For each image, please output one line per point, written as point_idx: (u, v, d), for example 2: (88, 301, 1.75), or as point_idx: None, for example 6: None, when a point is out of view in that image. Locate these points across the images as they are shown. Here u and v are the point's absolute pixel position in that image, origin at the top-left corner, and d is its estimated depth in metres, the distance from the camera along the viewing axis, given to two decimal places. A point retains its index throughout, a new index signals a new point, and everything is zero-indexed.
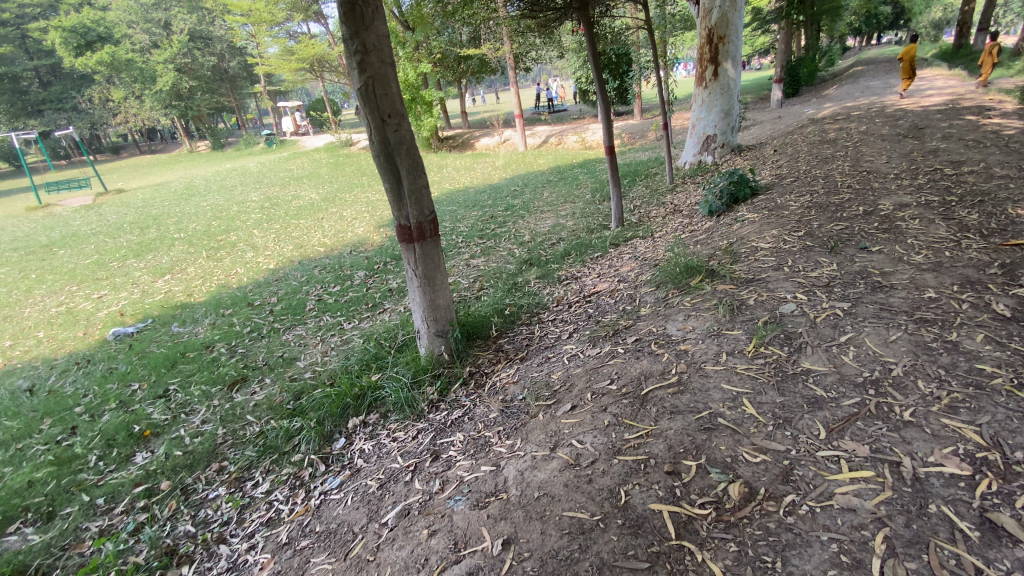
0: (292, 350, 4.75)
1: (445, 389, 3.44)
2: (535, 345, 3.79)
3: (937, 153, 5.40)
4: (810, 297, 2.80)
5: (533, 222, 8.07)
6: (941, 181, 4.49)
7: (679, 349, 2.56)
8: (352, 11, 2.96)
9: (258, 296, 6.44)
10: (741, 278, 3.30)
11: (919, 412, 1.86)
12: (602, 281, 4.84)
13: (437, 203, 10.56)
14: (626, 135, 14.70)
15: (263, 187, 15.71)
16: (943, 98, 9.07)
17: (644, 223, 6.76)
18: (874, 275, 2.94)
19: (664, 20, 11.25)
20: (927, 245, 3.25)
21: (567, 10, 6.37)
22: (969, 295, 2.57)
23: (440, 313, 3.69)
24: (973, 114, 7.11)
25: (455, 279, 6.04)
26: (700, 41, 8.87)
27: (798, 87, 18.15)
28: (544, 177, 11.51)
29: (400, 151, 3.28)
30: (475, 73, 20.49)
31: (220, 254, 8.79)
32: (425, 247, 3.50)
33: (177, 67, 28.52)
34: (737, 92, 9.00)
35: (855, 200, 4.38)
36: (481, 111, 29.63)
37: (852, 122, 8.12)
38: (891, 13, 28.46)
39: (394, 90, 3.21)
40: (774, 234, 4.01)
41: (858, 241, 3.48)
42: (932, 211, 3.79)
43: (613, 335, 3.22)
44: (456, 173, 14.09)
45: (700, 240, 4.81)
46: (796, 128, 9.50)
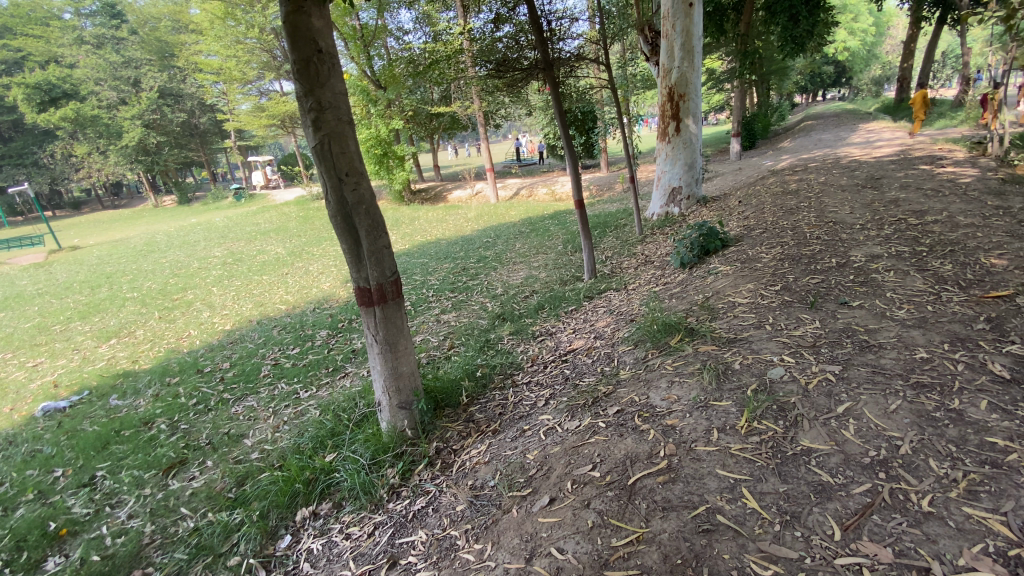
0: (240, 426, 4.31)
1: (408, 471, 3.09)
2: (507, 415, 3.49)
3: (898, 202, 5.52)
4: (798, 360, 2.63)
5: (506, 273, 7.92)
6: (907, 230, 4.53)
7: (664, 425, 2.32)
8: (306, 69, 2.81)
9: (209, 361, 5.98)
10: (721, 338, 3.14)
11: (939, 500, 1.63)
12: (578, 338, 4.63)
13: (408, 255, 10.36)
14: (595, 187, 15.05)
15: (228, 242, 15.28)
16: (894, 149, 9.53)
17: (617, 274, 6.69)
18: (859, 334, 2.80)
19: (625, 79, 11.71)
20: (907, 298, 3.17)
21: (533, 70, 6.47)
22: (963, 355, 2.44)
23: (403, 383, 3.37)
24: (925, 164, 7.43)
25: (423, 337, 5.72)
26: (662, 99, 9.18)
27: (755, 139, 19.12)
28: (516, 228, 11.52)
29: (358, 210, 3.04)
30: (446, 128, 20.92)
31: (174, 315, 8.28)
32: (386, 311, 3.21)
33: (145, 123, 28.32)
34: (699, 146, 9.27)
35: (827, 252, 4.36)
36: (454, 164, 30.18)
37: (810, 173, 8.41)
38: (833, 73, 30.81)
39: (353, 147, 3.02)
40: (750, 289, 3.91)
41: (836, 295, 3.39)
42: (905, 263, 3.77)
43: (591, 404, 2.97)
44: (427, 224, 14.01)
45: (675, 293, 4.69)
46: (758, 179, 9.80)
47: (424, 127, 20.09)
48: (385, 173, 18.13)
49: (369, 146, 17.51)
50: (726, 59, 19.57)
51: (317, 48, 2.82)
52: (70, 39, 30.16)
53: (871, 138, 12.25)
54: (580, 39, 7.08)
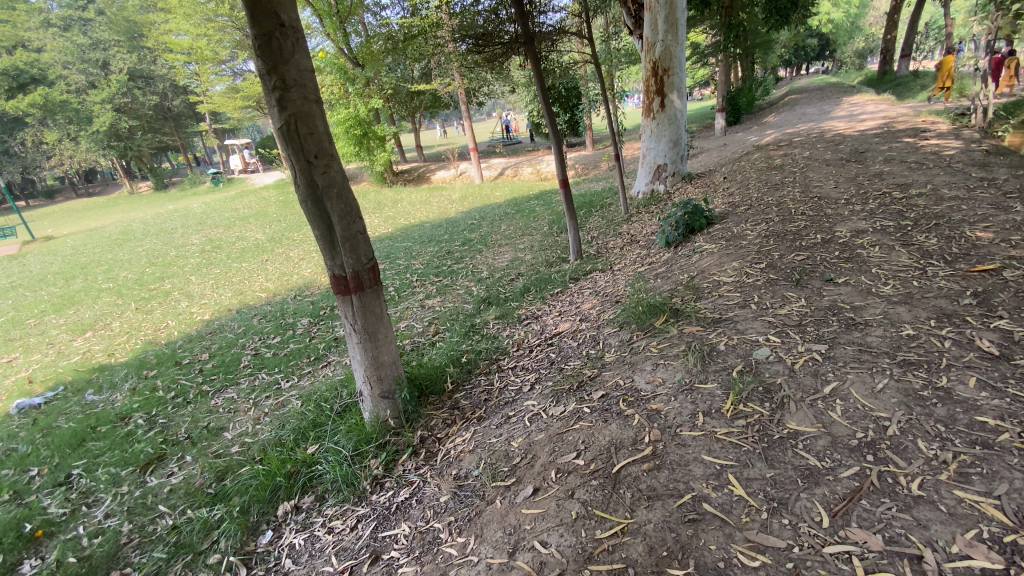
0: (220, 419, 4.21)
1: (392, 462, 3.03)
2: (492, 400, 3.43)
3: (882, 176, 5.50)
4: (783, 339, 2.59)
5: (491, 256, 7.80)
6: (892, 204, 4.51)
7: (649, 409, 2.27)
8: (268, 44, 2.64)
9: (188, 352, 5.83)
10: (706, 318, 3.09)
11: (928, 483, 1.61)
12: (564, 320, 4.57)
13: (391, 239, 10.16)
14: (580, 166, 14.88)
15: (207, 229, 14.88)
16: (878, 122, 9.51)
17: (603, 255, 6.61)
18: (845, 311, 2.77)
19: (609, 54, 11.48)
20: (893, 274, 3.14)
21: (514, 44, 6.25)
22: (949, 331, 2.41)
23: (384, 372, 3.28)
24: (909, 137, 7.41)
25: (408, 322, 5.61)
26: (646, 74, 9.01)
27: (740, 114, 19.00)
28: (501, 209, 11.35)
29: (330, 195, 2.91)
30: (428, 107, 20.45)
31: (151, 305, 8.04)
32: (364, 299, 3.10)
33: (116, 107, 27.23)
34: (684, 122, 9.15)
35: (812, 228, 4.32)
36: (437, 144, 29.65)
37: (795, 148, 8.35)
38: (816, 46, 30.66)
39: (321, 128, 2.87)
40: (735, 267, 3.87)
41: (822, 272, 3.36)
42: (889, 237, 3.75)
43: (576, 388, 2.92)
44: (411, 207, 13.76)
45: (660, 273, 4.64)
46: (743, 154, 9.74)
47: (405, 106, 19.59)
48: (366, 154, 17.71)
49: (349, 127, 17.08)
50: (711, 32, 19.28)
51: (279, 21, 2.64)
52: (35, 21, 28.86)
53: (855, 111, 12.21)
54: (563, 12, 6.85)
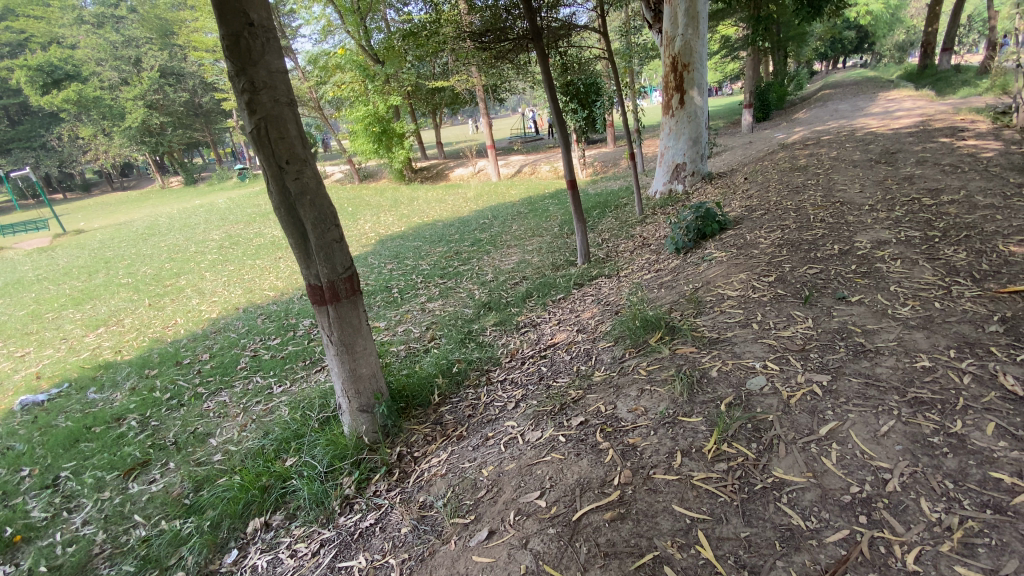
0: (208, 424, 4.19)
1: (365, 481, 2.90)
2: (475, 417, 3.27)
3: (912, 180, 5.12)
4: (782, 367, 2.35)
5: (499, 258, 7.63)
6: (920, 212, 4.16)
7: (625, 444, 2.07)
8: (236, 45, 2.53)
9: (190, 352, 5.86)
10: (703, 338, 2.86)
11: (926, 555, 1.38)
12: (562, 330, 4.38)
13: (403, 238, 10.08)
14: (598, 164, 14.57)
15: (228, 225, 15.10)
16: (915, 120, 8.96)
17: (612, 259, 6.37)
18: (855, 336, 2.51)
19: (627, 49, 11.16)
20: (913, 293, 2.85)
21: (522, 41, 6.13)
22: (970, 363, 2.14)
23: (363, 385, 3.16)
24: (945, 137, 6.92)
25: (406, 327, 5.47)
26: (665, 69, 8.69)
27: (769, 110, 18.30)
28: (515, 209, 11.17)
29: (302, 202, 2.78)
30: (448, 103, 20.35)
31: (164, 302, 8.15)
32: (340, 310, 2.98)
33: (149, 104, 27.94)
34: (704, 119, 8.78)
35: (830, 237, 4.02)
36: (459, 141, 29.57)
37: (821, 147, 7.92)
38: (853, 38, 29.36)
39: (293, 132, 2.74)
40: (741, 279, 3.62)
41: (834, 289, 3.08)
42: (914, 250, 3.43)
43: (557, 410, 2.72)
44: (426, 205, 13.68)
45: (664, 282, 4.39)
46: (767, 153, 9.29)
47: (427, 102, 19.53)
48: (385, 151, 17.78)
49: (368, 124, 17.24)
50: (740, 25, 18.58)
51: (247, 20, 2.52)
52: (71, 19, 29.82)
53: (891, 108, 11.55)
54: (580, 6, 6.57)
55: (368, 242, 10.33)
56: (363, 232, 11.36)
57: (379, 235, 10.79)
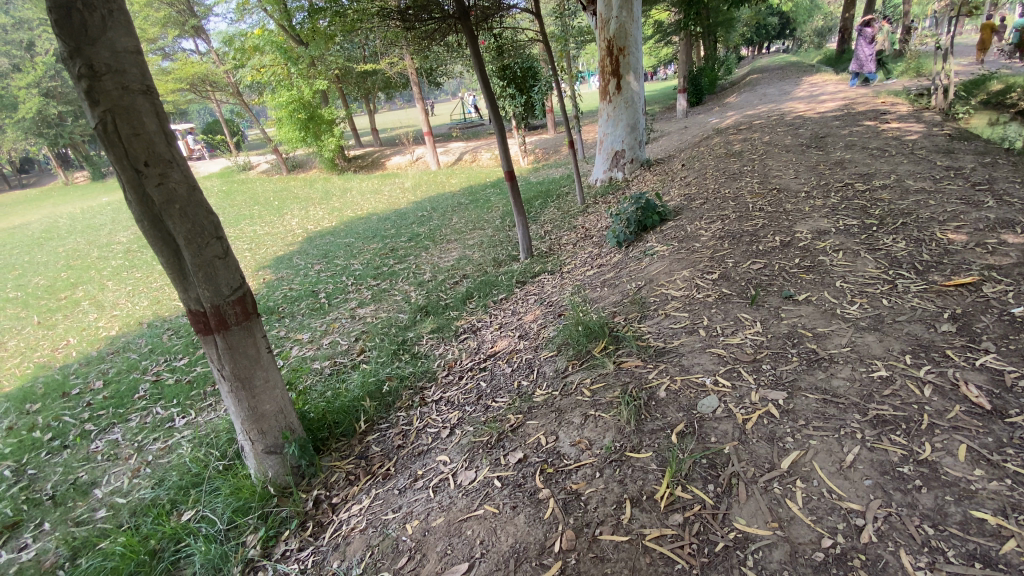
0: (93, 470, 3.56)
1: (272, 539, 2.49)
2: (405, 449, 2.90)
3: (843, 164, 5.16)
4: (735, 384, 2.13)
5: (437, 254, 7.19)
6: (854, 199, 4.15)
7: (567, 490, 1.79)
8: (63, 15, 1.96)
9: (80, 379, 5.06)
10: (649, 348, 2.61)
11: None
12: (503, 336, 4.05)
13: (333, 235, 9.37)
14: (540, 151, 14.29)
15: None
16: (839, 103, 9.25)
17: (554, 253, 6.10)
18: (807, 341, 2.35)
19: (563, 32, 10.85)
20: (859, 289, 2.73)
21: (449, 21, 5.70)
22: (928, 371, 2.01)
23: (267, 424, 2.73)
24: (869, 120, 7.10)
25: (333, 338, 4.95)
26: (601, 53, 8.45)
27: (702, 95, 18.67)
28: (455, 199, 10.69)
29: (170, 214, 2.28)
30: (381, 88, 19.37)
31: (54, 319, 7.10)
32: (230, 339, 2.52)
33: (43, 92, 24.52)
34: (641, 105, 8.66)
35: (771, 227, 3.91)
36: (396, 127, 28.42)
37: (754, 132, 7.98)
38: (777, 24, 30.50)
39: (153, 127, 2.21)
40: (684, 277, 3.43)
41: (780, 286, 2.93)
42: (853, 240, 3.37)
43: (493, 441, 2.40)
44: (361, 197, 12.89)
45: (607, 280, 4.16)
46: (703, 138, 9.33)
47: (358, 87, 18.45)
48: (314, 140, 16.65)
49: (293, 111, 16.06)
50: (672, 10, 18.75)
51: None
52: None
53: (816, 92, 11.91)
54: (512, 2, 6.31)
55: (296, 240, 9.54)
56: (291, 229, 10.51)
57: (308, 232, 10.01)
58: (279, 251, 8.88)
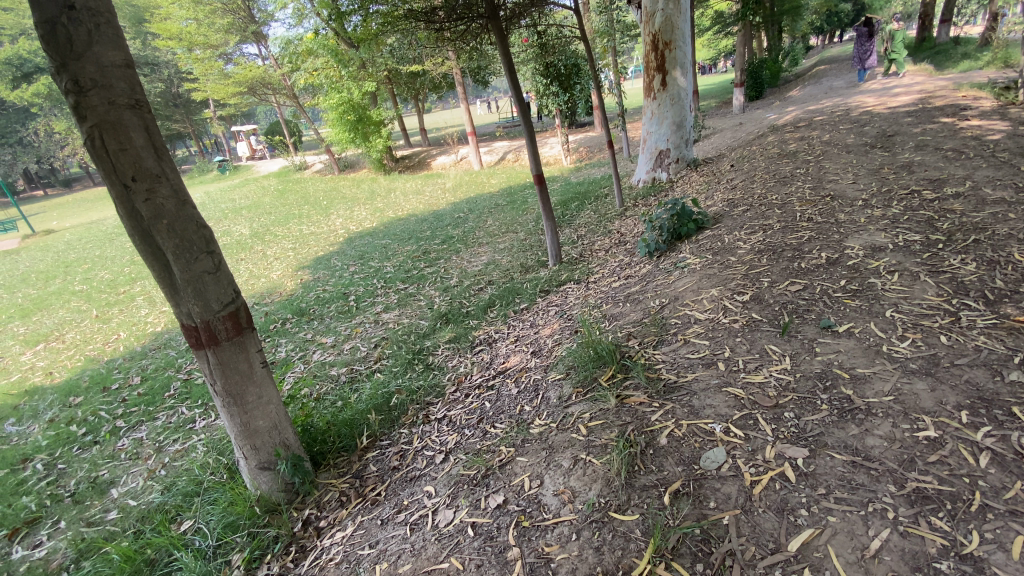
0: (115, 469, 3.71)
1: (257, 561, 2.43)
2: (398, 472, 2.78)
3: (911, 168, 4.59)
4: (748, 434, 1.84)
5: (467, 258, 7.08)
6: (920, 209, 3.65)
7: (537, 554, 1.62)
8: (52, 34, 1.97)
9: (121, 375, 5.31)
10: (659, 382, 2.34)
11: None
12: (517, 351, 3.86)
13: (371, 236, 9.48)
14: (584, 149, 13.91)
15: None
16: (913, 97, 8.38)
17: (585, 260, 5.82)
18: (842, 386, 2.01)
19: (607, 27, 10.43)
20: (913, 321, 2.34)
21: (479, 18, 5.55)
22: (991, 434, 1.65)
23: (260, 440, 2.68)
24: (946, 117, 6.35)
25: (353, 344, 4.93)
26: (645, 48, 8.05)
27: (761, 89, 17.60)
28: (493, 200, 10.56)
29: (157, 229, 2.26)
30: (430, 88, 19.55)
31: (112, 313, 7.58)
32: (221, 354, 2.49)
33: None
34: (689, 101, 8.19)
35: (818, 240, 3.50)
36: (446, 126, 28.68)
37: (812, 130, 7.32)
38: (851, 10, 28.27)
39: (141, 142, 2.19)
40: (712, 296, 3.11)
41: (819, 313, 2.57)
42: (912, 260, 2.93)
43: (479, 477, 2.22)
44: (403, 197, 13.01)
45: (632, 295, 3.87)
46: (756, 136, 8.71)
47: (408, 87, 18.68)
48: (362, 140, 16.98)
49: (343, 112, 16.50)
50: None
51: (65, 2, 1.96)
52: None
53: (888, 85, 10.89)
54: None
55: (336, 240, 9.73)
56: (334, 229, 10.74)
57: (349, 233, 10.20)
58: (319, 252, 9.08)
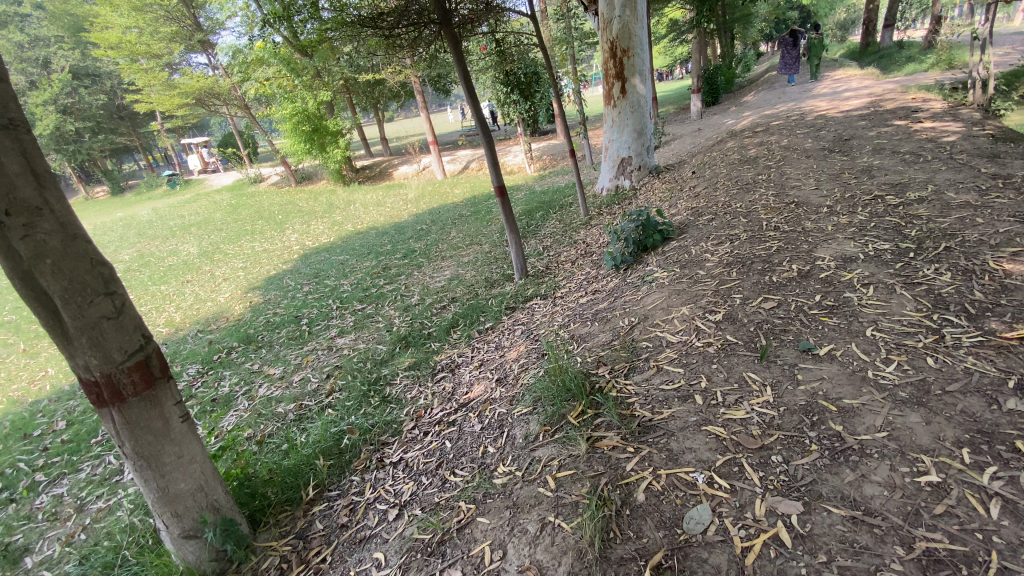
0: (29, 533, 3.19)
1: None
2: (347, 531, 2.46)
3: (871, 172, 4.59)
4: (734, 486, 1.64)
5: (429, 273, 6.78)
6: (885, 215, 3.59)
7: None
8: None
9: (44, 419, 4.75)
10: (632, 421, 2.12)
11: None
12: (480, 378, 3.58)
13: (329, 251, 9.04)
14: (547, 157, 13.80)
15: (144, 239, 13.39)
16: (864, 100, 8.59)
17: (551, 273, 5.62)
18: (831, 421, 1.83)
19: (565, 35, 10.35)
20: (896, 341, 2.21)
21: (430, 24, 5.27)
22: (999, 477, 1.50)
23: (182, 505, 2.32)
24: (898, 119, 6.46)
25: (304, 375, 4.56)
26: (603, 55, 7.95)
27: (718, 94, 17.98)
28: (457, 211, 10.27)
29: (40, 271, 1.89)
30: (389, 96, 19.13)
31: (40, 346, 6.90)
32: (129, 412, 2.13)
33: (62, 109, 23.41)
34: (649, 108, 8.14)
35: (787, 251, 3.38)
36: (408, 135, 28.21)
37: (771, 134, 7.37)
38: (798, 18, 29.44)
39: (16, 168, 1.82)
40: (683, 316, 2.93)
41: (797, 334, 2.41)
42: (885, 270, 2.83)
43: (436, 544, 1.94)
44: (364, 209, 12.58)
45: (599, 313, 3.67)
46: (716, 141, 8.74)
47: (366, 96, 18.21)
48: (319, 151, 16.44)
49: (297, 122, 15.92)
50: (687, 7, 18.09)
51: None
52: None
53: (839, 88, 11.19)
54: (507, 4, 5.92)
55: (291, 258, 9.24)
56: (288, 245, 10.23)
57: (305, 249, 9.72)
58: (272, 270, 8.58)
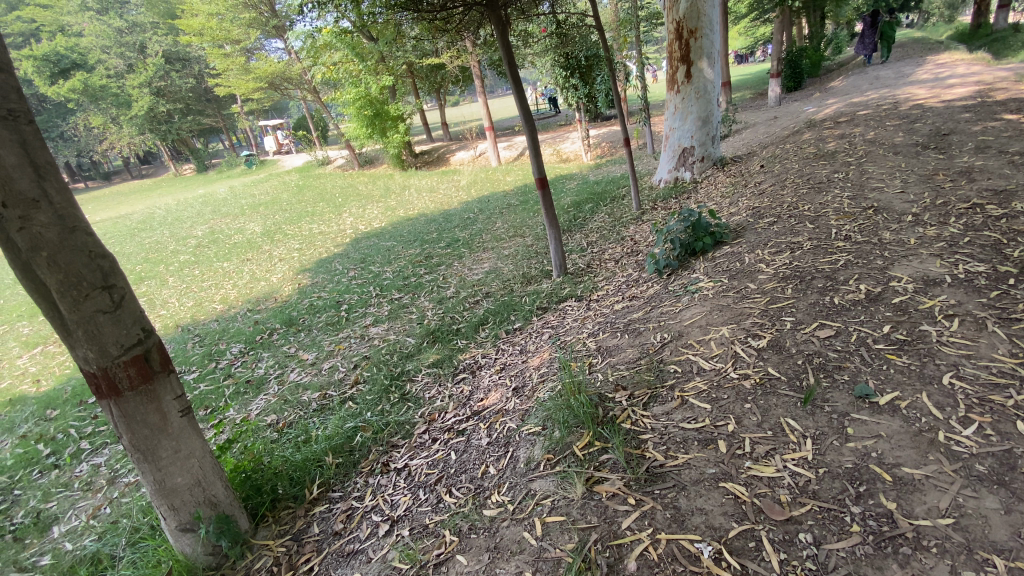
0: (63, 501, 3.40)
1: None
2: (338, 541, 2.38)
3: (971, 174, 3.92)
4: (745, 568, 1.38)
5: (470, 264, 6.65)
6: (985, 228, 3.01)
7: None
8: None
9: None
10: (641, 463, 1.86)
11: None
12: (499, 384, 3.38)
13: (378, 237, 9.16)
14: (606, 145, 13.25)
15: (217, 216, 14.25)
16: (971, 88, 7.51)
17: (592, 271, 5.31)
18: (881, 494, 1.49)
19: (630, 15, 9.72)
20: (981, 394, 1.79)
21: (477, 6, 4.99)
22: None
23: (179, 499, 2.32)
24: (1010, 112, 5.55)
25: (332, 364, 4.57)
26: (668, 37, 7.38)
27: (800, 79, 16.51)
28: (507, 200, 10.06)
29: (37, 263, 1.88)
30: (451, 81, 19.09)
31: None
32: (125, 406, 2.12)
33: (155, 91, 25.39)
34: (716, 95, 7.51)
35: (856, 266, 2.91)
36: (470, 120, 28.24)
37: (855, 126, 6.57)
38: None
39: (8, 158, 1.79)
40: (723, 337, 2.58)
41: (853, 372, 2.03)
42: (976, 299, 2.34)
43: None
44: (417, 195, 12.68)
45: (633, 323, 3.36)
46: (792, 132, 7.95)
47: (428, 81, 18.27)
48: (380, 136, 16.73)
49: (360, 107, 16.23)
50: None
51: None
52: None
53: (942, 74, 9.89)
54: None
55: (343, 241, 9.44)
56: (343, 228, 10.47)
57: (357, 233, 9.91)
58: (324, 253, 8.80)
